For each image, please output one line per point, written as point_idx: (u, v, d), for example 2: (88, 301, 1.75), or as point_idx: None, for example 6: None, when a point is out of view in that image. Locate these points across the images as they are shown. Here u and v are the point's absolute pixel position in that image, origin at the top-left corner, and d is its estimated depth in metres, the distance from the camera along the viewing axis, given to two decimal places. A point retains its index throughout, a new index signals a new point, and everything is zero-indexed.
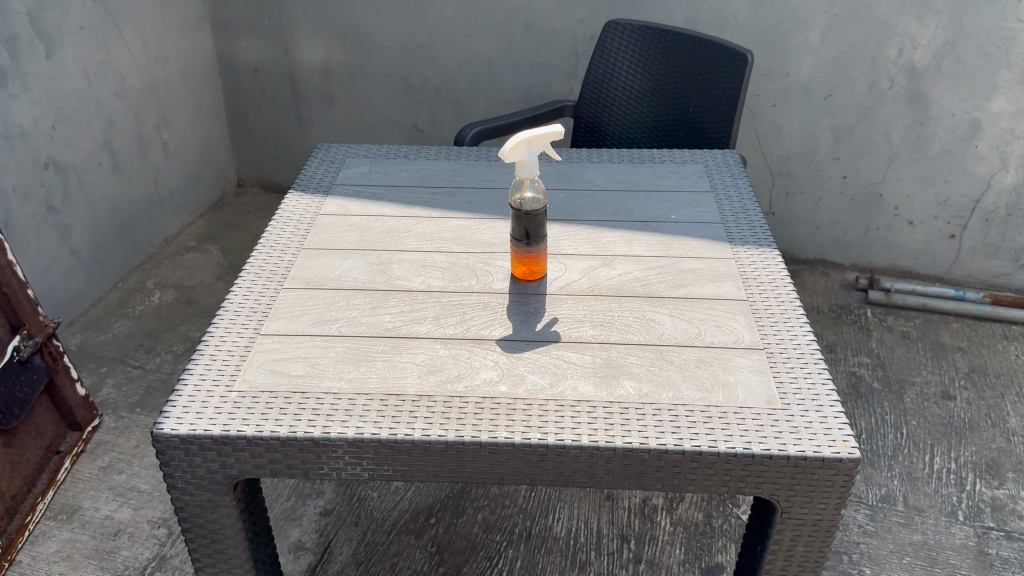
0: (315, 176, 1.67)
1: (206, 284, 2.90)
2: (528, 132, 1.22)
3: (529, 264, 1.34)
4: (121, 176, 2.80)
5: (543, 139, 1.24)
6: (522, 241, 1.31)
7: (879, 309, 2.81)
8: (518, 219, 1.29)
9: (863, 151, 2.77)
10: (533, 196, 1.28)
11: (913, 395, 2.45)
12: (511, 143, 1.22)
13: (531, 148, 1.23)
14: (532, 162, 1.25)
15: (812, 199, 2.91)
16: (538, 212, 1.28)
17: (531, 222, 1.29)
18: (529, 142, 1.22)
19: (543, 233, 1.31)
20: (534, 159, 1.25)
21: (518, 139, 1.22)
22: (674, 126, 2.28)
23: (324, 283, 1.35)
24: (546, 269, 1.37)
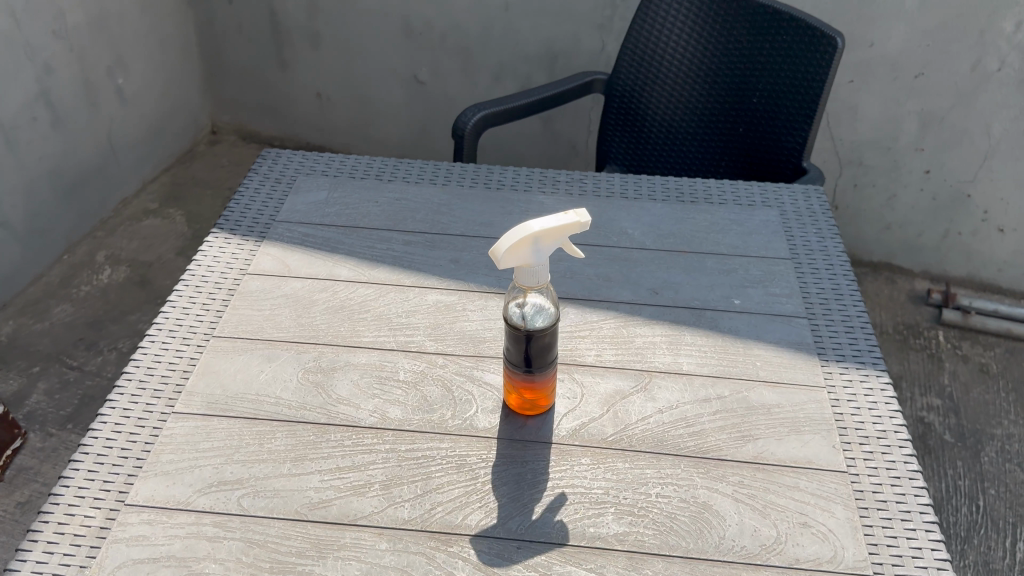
0: (249, 208, 1.23)
1: (165, 259, 2.48)
2: (537, 224, 0.80)
3: (530, 397, 0.92)
4: (65, 130, 2.36)
5: (560, 234, 0.82)
6: (520, 366, 0.89)
7: (954, 332, 2.37)
8: (513, 339, 0.87)
9: (953, 143, 2.28)
10: (539, 307, 0.86)
11: (992, 452, 2.04)
12: (509, 239, 0.80)
13: (540, 248, 0.81)
14: (540, 270, 0.82)
15: (884, 195, 2.43)
16: (547, 329, 0.86)
17: (534, 346, 0.86)
18: (537, 238, 0.80)
19: (552, 358, 0.89)
20: (544, 263, 0.82)
21: (517, 234, 0.80)
22: (733, 117, 1.80)
23: (230, 407, 0.93)
24: (553, 397, 0.95)
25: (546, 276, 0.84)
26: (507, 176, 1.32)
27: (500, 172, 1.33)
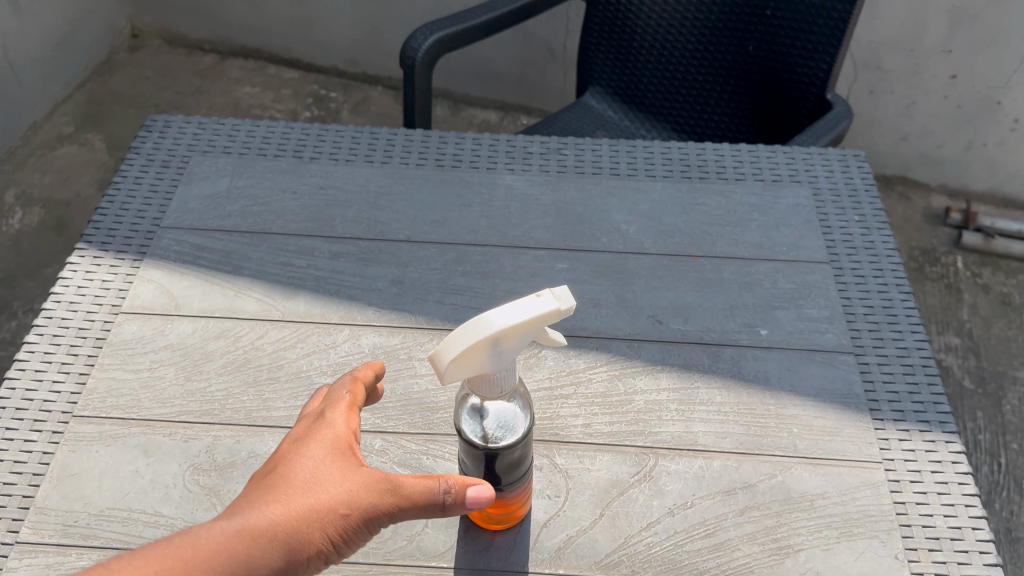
0: (128, 210, 0.95)
1: (84, 197, 2.17)
2: (499, 319, 0.53)
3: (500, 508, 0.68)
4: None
5: (532, 327, 0.55)
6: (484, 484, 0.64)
7: (973, 258, 2.14)
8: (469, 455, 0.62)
9: (986, 44, 1.98)
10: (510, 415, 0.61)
11: (1015, 400, 1.86)
12: (458, 342, 0.53)
13: (503, 348, 0.55)
14: (501, 374, 0.57)
15: (903, 103, 2.14)
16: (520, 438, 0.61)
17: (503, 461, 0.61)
18: (499, 339, 0.54)
19: (524, 471, 0.65)
20: (507, 364, 0.56)
21: (469, 337, 0.53)
22: (741, 31, 1.46)
23: (92, 535, 0.69)
24: (527, 507, 0.71)
25: (508, 376, 0.58)
26: (464, 146, 1.04)
27: (455, 141, 1.04)
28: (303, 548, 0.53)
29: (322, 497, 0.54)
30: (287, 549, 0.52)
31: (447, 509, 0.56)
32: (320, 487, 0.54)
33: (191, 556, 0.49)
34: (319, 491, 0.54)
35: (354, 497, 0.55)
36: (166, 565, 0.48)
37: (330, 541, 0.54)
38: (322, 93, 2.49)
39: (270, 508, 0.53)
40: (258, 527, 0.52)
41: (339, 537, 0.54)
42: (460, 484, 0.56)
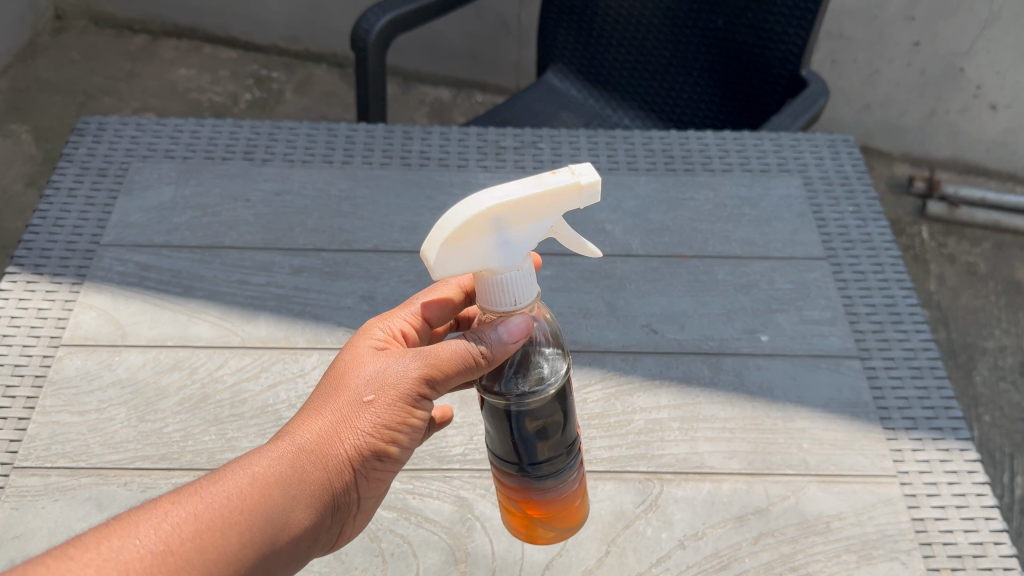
0: (62, 228, 0.86)
1: (12, 194, 2.02)
2: (499, 194, 0.48)
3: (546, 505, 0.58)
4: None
5: (541, 207, 0.49)
6: (521, 465, 0.54)
7: (938, 227, 2.17)
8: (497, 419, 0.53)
9: (949, 10, 1.97)
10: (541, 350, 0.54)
11: (985, 371, 1.86)
12: (455, 222, 0.47)
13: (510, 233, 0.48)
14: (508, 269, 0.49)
15: (866, 72, 2.14)
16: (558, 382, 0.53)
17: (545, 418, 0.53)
18: (503, 215, 0.48)
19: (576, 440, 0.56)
20: (520, 259, 0.49)
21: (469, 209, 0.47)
22: (708, 6, 1.38)
23: None
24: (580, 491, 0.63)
25: (528, 281, 0.50)
26: (430, 142, 0.97)
27: (421, 136, 0.97)
28: (342, 450, 0.51)
29: (357, 391, 0.52)
30: (330, 454, 0.51)
31: (488, 353, 0.51)
32: (354, 381, 0.53)
33: (221, 485, 0.48)
34: (352, 387, 0.53)
35: (387, 382, 0.53)
36: (193, 496, 0.48)
37: (375, 435, 0.52)
38: (263, 74, 2.36)
39: (304, 423, 0.52)
40: (292, 441, 0.51)
41: (384, 424, 0.52)
42: (489, 327, 0.51)
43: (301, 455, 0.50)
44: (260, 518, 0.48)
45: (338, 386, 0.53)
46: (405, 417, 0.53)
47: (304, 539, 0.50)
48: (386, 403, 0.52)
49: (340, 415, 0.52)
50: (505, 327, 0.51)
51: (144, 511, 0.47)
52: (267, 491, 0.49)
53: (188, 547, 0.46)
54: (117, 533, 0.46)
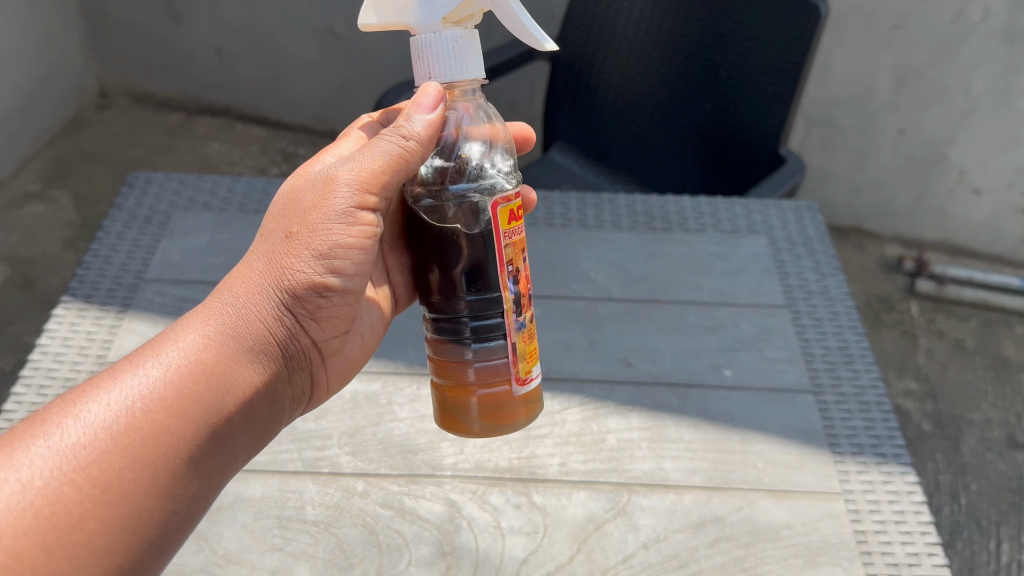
0: (110, 265, 0.98)
1: (51, 253, 2.13)
2: None
3: (468, 351, 0.65)
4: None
5: None
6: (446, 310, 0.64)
7: (927, 304, 2.25)
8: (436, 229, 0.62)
9: (932, 100, 2.10)
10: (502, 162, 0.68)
11: (972, 442, 1.91)
12: None
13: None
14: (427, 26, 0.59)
15: (856, 157, 2.27)
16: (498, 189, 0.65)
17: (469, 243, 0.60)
18: None
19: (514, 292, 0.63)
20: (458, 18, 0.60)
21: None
22: (698, 93, 1.52)
23: None
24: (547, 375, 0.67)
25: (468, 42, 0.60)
26: None
27: None
28: (282, 283, 0.59)
29: (279, 233, 0.61)
30: (271, 291, 0.59)
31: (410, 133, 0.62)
32: (274, 225, 0.61)
33: (154, 353, 0.54)
34: (271, 232, 0.61)
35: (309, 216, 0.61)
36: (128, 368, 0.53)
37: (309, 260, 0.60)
38: (290, 150, 2.52)
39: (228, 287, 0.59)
40: (228, 294, 0.58)
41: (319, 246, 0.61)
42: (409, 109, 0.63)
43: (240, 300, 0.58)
44: (208, 363, 0.54)
45: (258, 241, 0.61)
46: (348, 225, 0.62)
47: (266, 367, 0.58)
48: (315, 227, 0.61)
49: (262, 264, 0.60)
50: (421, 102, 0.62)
51: (77, 395, 0.52)
52: (205, 346, 0.55)
53: (141, 402, 0.51)
54: (60, 413, 0.51)
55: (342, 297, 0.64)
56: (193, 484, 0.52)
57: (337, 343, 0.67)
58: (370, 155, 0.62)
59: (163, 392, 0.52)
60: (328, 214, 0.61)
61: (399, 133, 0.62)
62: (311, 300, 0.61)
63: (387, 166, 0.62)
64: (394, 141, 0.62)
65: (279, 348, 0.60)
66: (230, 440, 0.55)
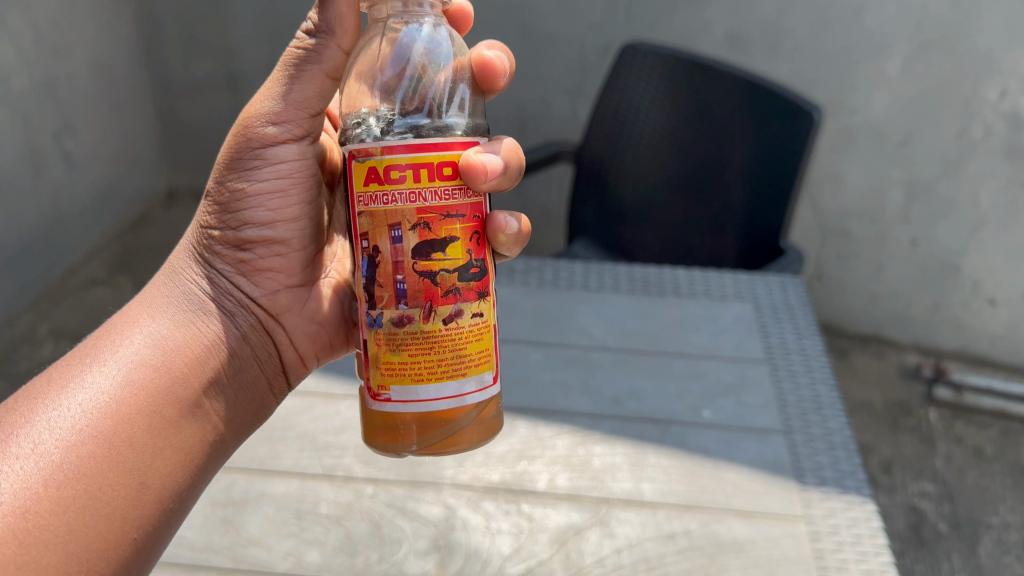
0: None
1: None
2: None
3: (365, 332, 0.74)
4: (29, 184, 2.08)
5: None
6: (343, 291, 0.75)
7: (946, 411, 2.16)
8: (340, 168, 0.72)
9: (940, 215, 2.08)
10: (452, 114, 0.77)
11: (988, 544, 1.77)
12: None
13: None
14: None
15: (870, 267, 2.22)
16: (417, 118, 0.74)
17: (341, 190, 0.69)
18: None
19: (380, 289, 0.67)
20: None
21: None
22: (707, 192, 1.64)
23: None
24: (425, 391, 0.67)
25: None
26: None
27: None
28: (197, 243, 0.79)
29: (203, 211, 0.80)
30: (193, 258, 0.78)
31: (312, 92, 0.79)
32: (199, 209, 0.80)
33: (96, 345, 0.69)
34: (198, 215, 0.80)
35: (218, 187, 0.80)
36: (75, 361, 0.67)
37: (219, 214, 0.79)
38: None
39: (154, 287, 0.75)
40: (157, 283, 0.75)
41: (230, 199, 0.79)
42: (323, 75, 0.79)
43: (172, 276, 0.77)
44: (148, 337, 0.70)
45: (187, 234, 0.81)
46: None
47: (205, 322, 0.75)
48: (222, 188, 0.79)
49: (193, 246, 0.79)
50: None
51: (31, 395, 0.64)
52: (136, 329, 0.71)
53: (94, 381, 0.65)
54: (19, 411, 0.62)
55: (270, 250, 0.81)
56: (160, 420, 0.66)
57: (284, 298, 0.83)
58: (270, 90, 0.77)
59: (113, 349, 0.68)
60: (237, 162, 0.78)
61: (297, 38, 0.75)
62: (234, 256, 0.79)
63: (282, 83, 0.76)
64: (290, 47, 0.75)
65: (214, 304, 0.77)
66: (184, 378, 0.70)
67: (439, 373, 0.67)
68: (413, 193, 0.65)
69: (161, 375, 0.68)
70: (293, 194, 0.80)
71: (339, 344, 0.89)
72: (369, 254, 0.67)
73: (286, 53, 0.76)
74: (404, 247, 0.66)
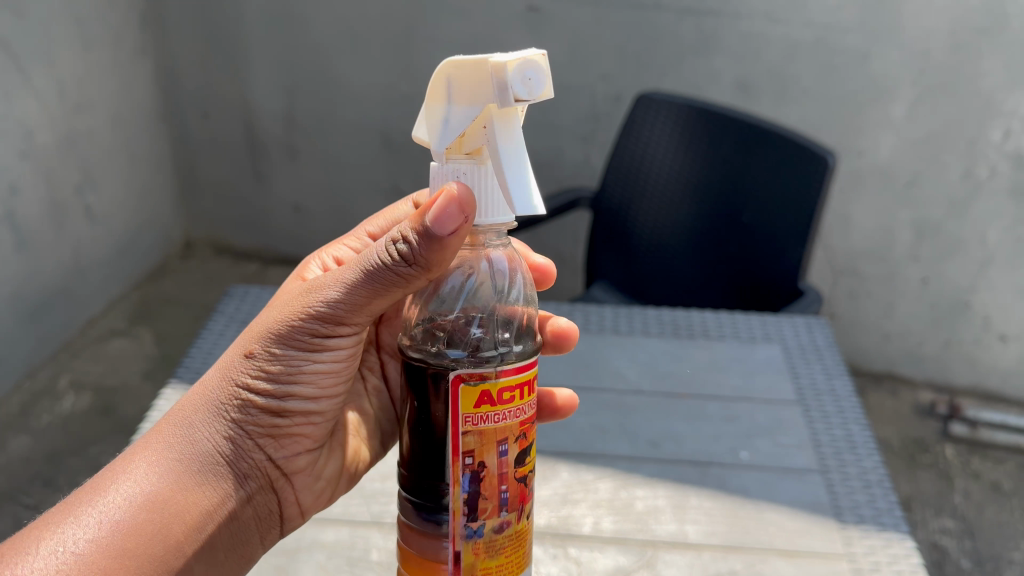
0: (210, 359, 1.14)
1: (131, 385, 2.17)
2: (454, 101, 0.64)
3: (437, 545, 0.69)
4: (50, 237, 2.11)
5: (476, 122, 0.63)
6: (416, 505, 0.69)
7: (963, 447, 2.17)
8: (407, 387, 0.68)
9: (948, 253, 2.12)
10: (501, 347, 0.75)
11: None
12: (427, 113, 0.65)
13: (451, 115, 0.64)
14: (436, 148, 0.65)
15: (881, 305, 2.25)
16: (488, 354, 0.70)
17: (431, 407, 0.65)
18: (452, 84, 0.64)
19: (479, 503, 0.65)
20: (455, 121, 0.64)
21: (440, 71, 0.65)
22: (722, 235, 1.66)
23: None
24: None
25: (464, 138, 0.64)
26: None
27: None
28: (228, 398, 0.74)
29: (241, 364, 0.74)
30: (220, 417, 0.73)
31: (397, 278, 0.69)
32: (235, 360, 0.74)
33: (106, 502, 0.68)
34: (232, 366, 0.74)
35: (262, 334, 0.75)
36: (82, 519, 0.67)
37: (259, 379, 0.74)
38: None
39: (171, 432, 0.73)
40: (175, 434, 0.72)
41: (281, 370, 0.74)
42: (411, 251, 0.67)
43: (195, 431, 0.72)
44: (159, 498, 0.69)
45: (215, 378, 0.74)
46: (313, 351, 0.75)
47: (222, 488, 0.73)
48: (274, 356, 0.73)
49: (222, 397, 0.73)
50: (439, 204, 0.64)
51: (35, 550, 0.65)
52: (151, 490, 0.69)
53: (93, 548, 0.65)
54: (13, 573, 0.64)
55: (304, 418, 0.78)
56: None
57: (301, 460, 0.80)
58: (344, 278, 0.71)
59: (121, 513, 0.67)
60: (295, 341, 0.73)
61: (388, 241, 0.68)
62: (269, 422, 0.75)
63: (354, 280, 0.71)
64: (378, 247, 0.69)
65: (234, 466, 0.74)
66: (182, 549, 0.69)
67: (521, 563, 0.68)
68: (519, 409, 0.65)
69: (163, 546, 0.68)
70: (339, 374, 0.78)
71: (340, 491, 0.88)
72: (472, 469, 0.64)
73: (370, 253, 0.70)
74: (509, 458, 0.65)
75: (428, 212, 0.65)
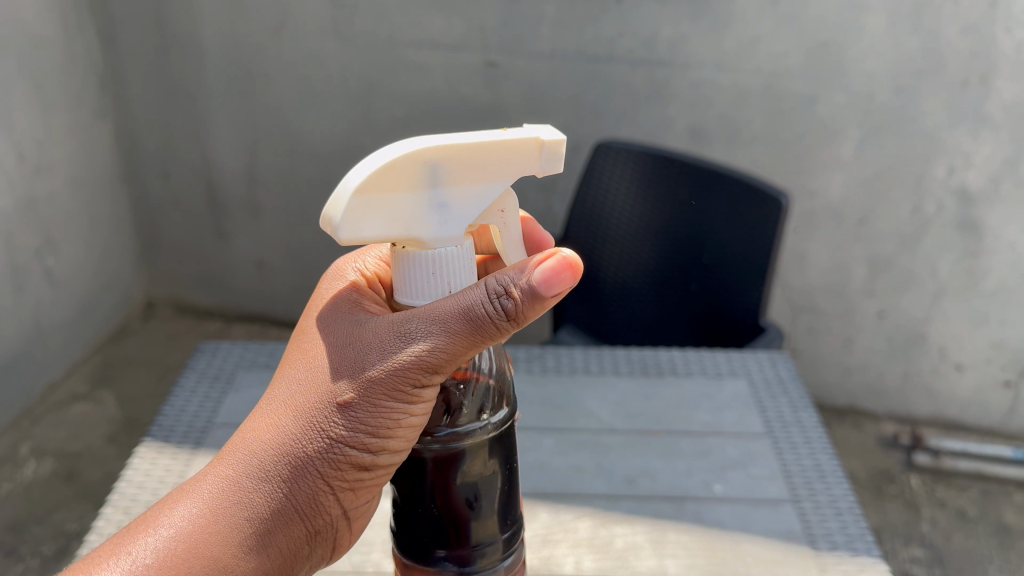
0: (184, 415, 1.14)
1: (94, 449, 2.13)
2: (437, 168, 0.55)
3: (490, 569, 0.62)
4: (9, 302, 2.08)
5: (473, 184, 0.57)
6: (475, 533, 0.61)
7: (927, 476, 2.22)
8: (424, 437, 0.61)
9: (902, 287, 2.19)
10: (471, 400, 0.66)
11: None
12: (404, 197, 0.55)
13: (448, 200, 0.56)
14: (444, 239, 0.57)
15: (841, 340, 2.31)
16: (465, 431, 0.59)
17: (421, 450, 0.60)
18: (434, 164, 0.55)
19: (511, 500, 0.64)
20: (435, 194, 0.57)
21: (394, 153, 0.54)
22: (684, 275, 1.71)
23: None
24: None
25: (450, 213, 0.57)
26: None
27: None
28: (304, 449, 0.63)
29: (330, 411, 0.63)
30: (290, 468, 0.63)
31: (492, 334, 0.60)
32: (318, 405, 0.63)
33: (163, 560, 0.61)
34: (315, 413, 0.63)
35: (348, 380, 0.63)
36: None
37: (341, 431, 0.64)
38: None
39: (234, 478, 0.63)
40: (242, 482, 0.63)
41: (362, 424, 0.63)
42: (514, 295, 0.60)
43: (267, 480, 0.63)
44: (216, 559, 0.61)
45: (293, 421, 0.64)
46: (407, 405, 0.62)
47: (293, 535, 0.64)
48: (362, 409, 0.62)
49: (300, 451, 0.63)
50: (549, 262, 0.60)
51: None
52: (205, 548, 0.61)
53: None
54: None
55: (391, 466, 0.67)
56: None
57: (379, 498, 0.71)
58: (442, 325, 0.59)
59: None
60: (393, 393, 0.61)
61: (490, 293, 0.59)
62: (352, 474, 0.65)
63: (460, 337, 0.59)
64: (482, 302, 0.59)
65: (309, 518, 0.65)
66: None
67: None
68: None
69: None
70: None
71: None
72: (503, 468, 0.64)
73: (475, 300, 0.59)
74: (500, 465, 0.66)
75: (538, 271, 0.60)
